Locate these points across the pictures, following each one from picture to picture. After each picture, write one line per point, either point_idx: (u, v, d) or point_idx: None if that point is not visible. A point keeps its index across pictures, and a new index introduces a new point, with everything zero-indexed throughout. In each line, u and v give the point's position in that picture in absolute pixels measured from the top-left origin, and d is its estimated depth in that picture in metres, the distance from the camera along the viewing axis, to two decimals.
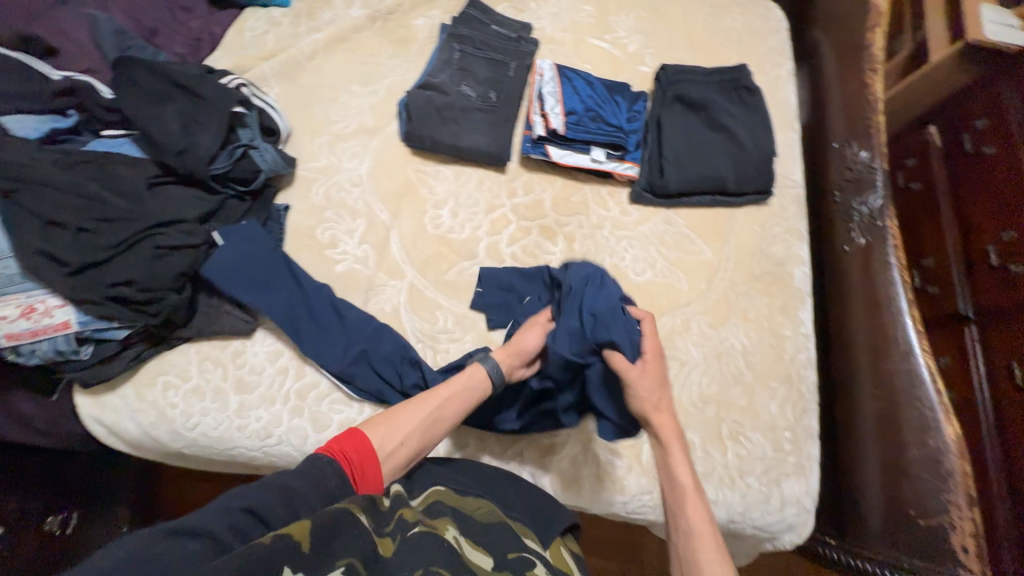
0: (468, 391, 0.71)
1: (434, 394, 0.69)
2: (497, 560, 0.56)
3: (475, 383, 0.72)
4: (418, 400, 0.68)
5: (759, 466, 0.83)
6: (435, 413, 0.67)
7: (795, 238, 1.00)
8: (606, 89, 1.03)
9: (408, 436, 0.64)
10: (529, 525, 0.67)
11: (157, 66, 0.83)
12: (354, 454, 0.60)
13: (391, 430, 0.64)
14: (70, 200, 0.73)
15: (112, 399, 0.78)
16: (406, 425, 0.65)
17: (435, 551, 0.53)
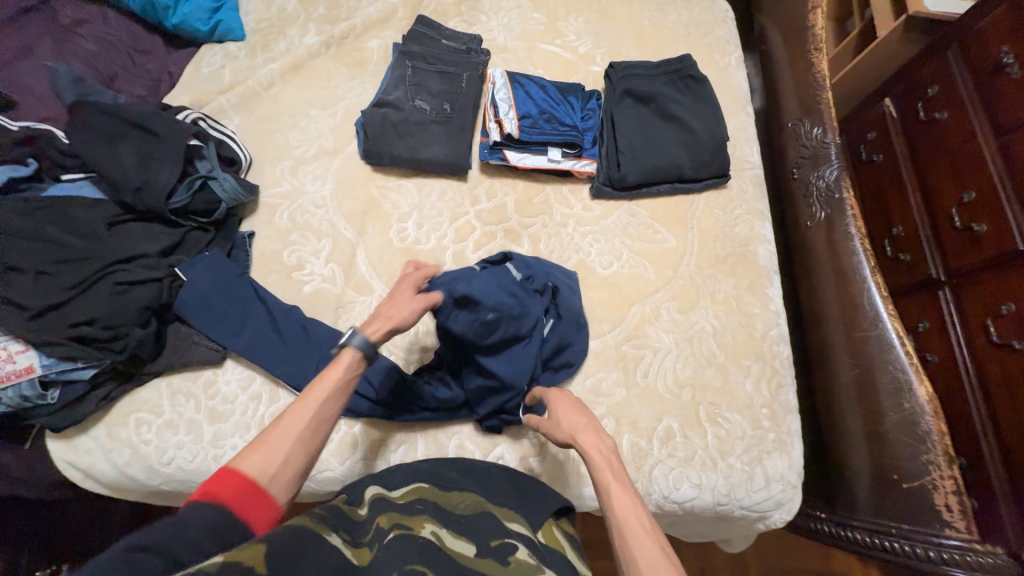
0: (345, 380, 0.63)
1: (307, 397, 0.60)
2: (480, 546, 0.57)
3: (353, 370, 0.64)
4: (291, 412, 0.59)
5: (739, 445, 0.84)
6: (314, 415, 0.59)
7: (757, 218, 1.02)
8: (559, 91, 1.05)
9: (291, 452, 0.56)
10: (517, 507, 0.66)
11: (110, 107, 0.85)
12: (236, 496, 0.51)
13: (268, 455, 0.55)
14: (28, 247, 0.74)
15: (86, 441, 0.78)
16: (285, 444, 0.56)
17: (409, 550, 0.54)
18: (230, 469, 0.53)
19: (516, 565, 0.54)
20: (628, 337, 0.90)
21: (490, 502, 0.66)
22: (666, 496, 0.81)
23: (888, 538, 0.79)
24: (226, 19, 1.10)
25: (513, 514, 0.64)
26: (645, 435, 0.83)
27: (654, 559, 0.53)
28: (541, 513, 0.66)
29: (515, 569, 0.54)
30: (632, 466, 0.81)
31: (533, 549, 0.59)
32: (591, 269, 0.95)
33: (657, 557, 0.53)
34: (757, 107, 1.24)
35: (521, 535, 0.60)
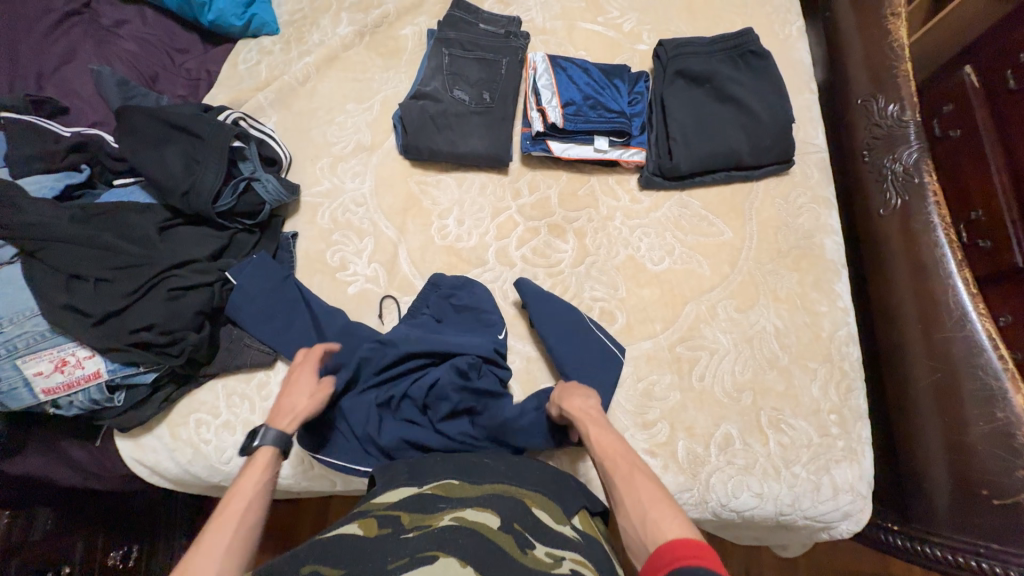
0: (264, 479, 0.63)
1: (227, 509, 0.59)
2: (503, 525, 0.53)
3: (268, 469, 0.64)
4: (213, 527, 0.57)
5: (805, 453, 0.79)
6: (237, 523, 0.58)
7: (823, 206, 0.94)
8: (604, 73, 0.99)
9: (224, 562, 0.54)
10: (549, 497, 0.64)
11: (154, 110, 0.85)
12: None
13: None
14: (88, 254, 0.76)
15: (150, 440, 0.80)
16: (212, 560, 0.54)
17: (424, 538, 0.48)
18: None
19: (536, 557, 0.50)
20: (682, 338, 0.85)
21: (520, 489, 0.63)
22: (724, 504, 0.77)
23: (971, 555, 0.74)
24: (260, 13, 1.08)
25: (542, 504, 0.61)
26: (701, 441, 0.79)
27: (630, 475, 0.61)
28: (574, 502, 0.66)
29: (534, 560, 0.49)
30: (688, 473, 0.77)
31: (550, 544, 0.54)
32: (642, 265, 0.90)
33: (635, 476, 0.60)
34: (818, 83, 1.13)
35: (546, 526, 0.57)
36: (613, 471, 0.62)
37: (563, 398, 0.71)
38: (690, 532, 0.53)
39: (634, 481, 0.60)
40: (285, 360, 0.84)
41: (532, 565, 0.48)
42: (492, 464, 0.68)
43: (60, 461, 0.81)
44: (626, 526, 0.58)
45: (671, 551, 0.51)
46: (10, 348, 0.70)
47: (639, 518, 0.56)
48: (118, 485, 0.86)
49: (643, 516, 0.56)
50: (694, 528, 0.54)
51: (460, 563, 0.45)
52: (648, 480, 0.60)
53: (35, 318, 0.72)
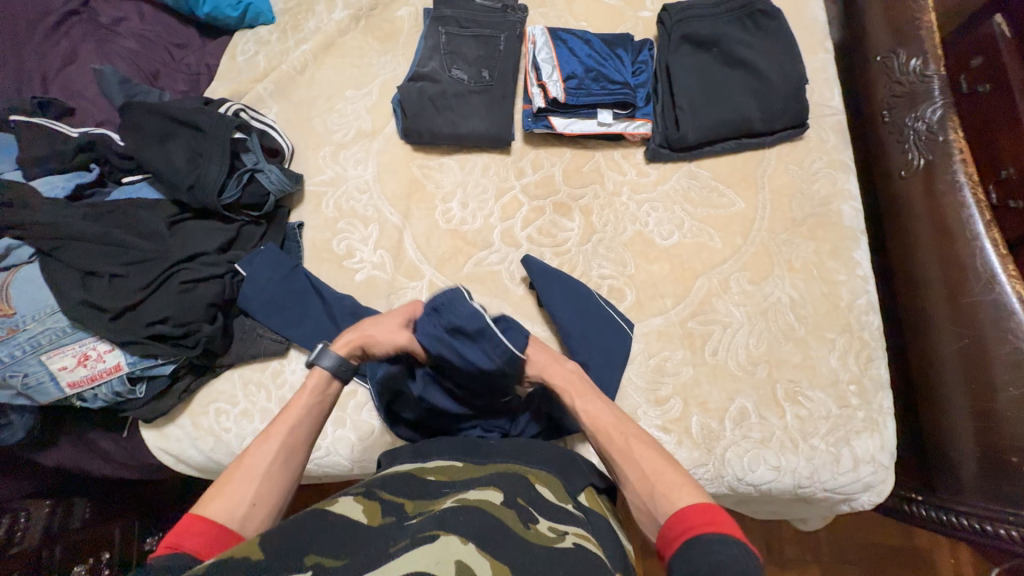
0: (316, 403, 0.64)
1: (273, 429, 0.60)
2: (506, 499, 0.53)
3: (324, 393, 0.66)
4: (260, 440, 0.59)
5: (823, 425, 0.77)
6: (281, 446, 0.59)
7: (840, 171, 0.90)
8: (605, 44, 0.95)
9: (261, 491, 0.55)
10: (554, 474, 0.64)
11: (156, 105, 0.85)
12: (214, 537, 0.50)
13: (241, 486, 0.55)
14: (102, 250, 0.78)
15: (173, 430, 0.83)
16: (256, 472, 0.56)
17: (426, 520, 0.48)
18: (195, 516, 0.52)
19: (537, 533, 0.50)
20: (694, 313, 0.83)
21: (524, 467, 0.63)
22: (741, 478, 0.76)
23: (1000, 524, 0.72)
24: (255, 2, 1.07)
25: (546, 481, 0.61)
26: (716, 416, 0.78)
27: (629, 445, 0.60)
28: (581, 480, 0.66)
29: (536, 535, 0.49)
30: (703, 448, 0.77)
31: (555, 519, 0.54)
32: (650, 240, 0.88)
33: (635, 447, 0.60)
34: (834, 42, 1.08)
35: (550, 504, 0.57)
36: (612, 446, 0.61)
37: (547, 369, 0.71)
38: (699, 498, 0.53)
39: (635, 453, 0.60)
40: (297, 349, 0.85)
41: (533, 541, 0.48)
42: (497, 444, 0.69)
43: (90, 452, 0.84)
44: (634, 498, 0.58)
45: (681, 520, 0.51)
46: (34, 345, 0.73)
47: (644, 490, 0.57)
48: (147, 473, 0.89)
49: (651, 487, 0.56)
50: (702, 492, 0.54)
51: (459, 540, 0.44)
52: (649, 450, 0.59)
53: (56, 315, 0.74)
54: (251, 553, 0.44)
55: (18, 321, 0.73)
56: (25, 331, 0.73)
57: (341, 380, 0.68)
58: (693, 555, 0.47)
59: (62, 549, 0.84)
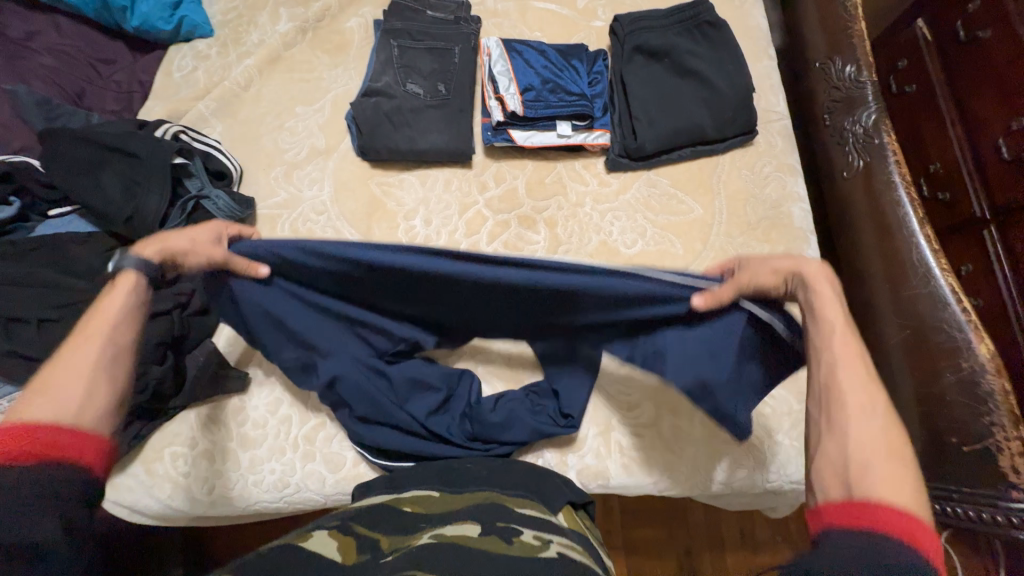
0: (125, 310, 0.55)
1: (85, 330, 0.53)
2: (484, 529, 0.52)
3: (139, 292, 0.57)
4: (76, 338, 0.52)
5: (787, 420, 0.80)
6: (104, 339, 0.53)
7: (788, 174, 0.94)
8: (560, 55, 0.96)
9: (92, 390, 0.50)
10: (534, 497, 0.64)
11: (84, 132, 0.79)
12: (47, 438, 0.45)
13: (61, 390, 0.49)
14: (29, 294, 0.71)
15: (124, 479, 0.77)
16: (74, 370, 0.50)
17: (405, 558, 0.46)
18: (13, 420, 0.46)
19: (522, 543, 0.50)
20: None
21: (502, 493, 0.62)
22: (714, 478, 0.78)
23: (950, 503, 0.75)
24: (190, 14, 1.00)
25: (523, 503, 0.61)
26: (686, 420, 0.80)
27: (868, 413, 0.50)
28: (560, 499, 0.66)
29: (521, 547, 0.49)
30: (676, 451, 0.79)
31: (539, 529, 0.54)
32: (615, 249, 0.89)
33: (872, 419, 0.50)
34: (776, 48, 1.13)
35: (532, 520, 0.57)
36: (832, 396, 0.52)
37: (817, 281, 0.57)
38: (913, 503, 0.44)
39: (871, 423, 0.49)
40: (260, 382, 0.81)
41: (517, 554, 0.48)
42: (474, 469, 0.68)
43: None
44: (828, 447, 0.50)
45: (888, 513, 0.43)
46: None
47: (854, 461, 0.48)
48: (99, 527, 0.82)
49: (867, 461, 0.47)
50: (921, 506, 0.45)
51: None
52: (895, 442, 0.48)
53: None
54: None
55: None
56: None
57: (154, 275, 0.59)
58: (867, 543, 0.42)
59: None
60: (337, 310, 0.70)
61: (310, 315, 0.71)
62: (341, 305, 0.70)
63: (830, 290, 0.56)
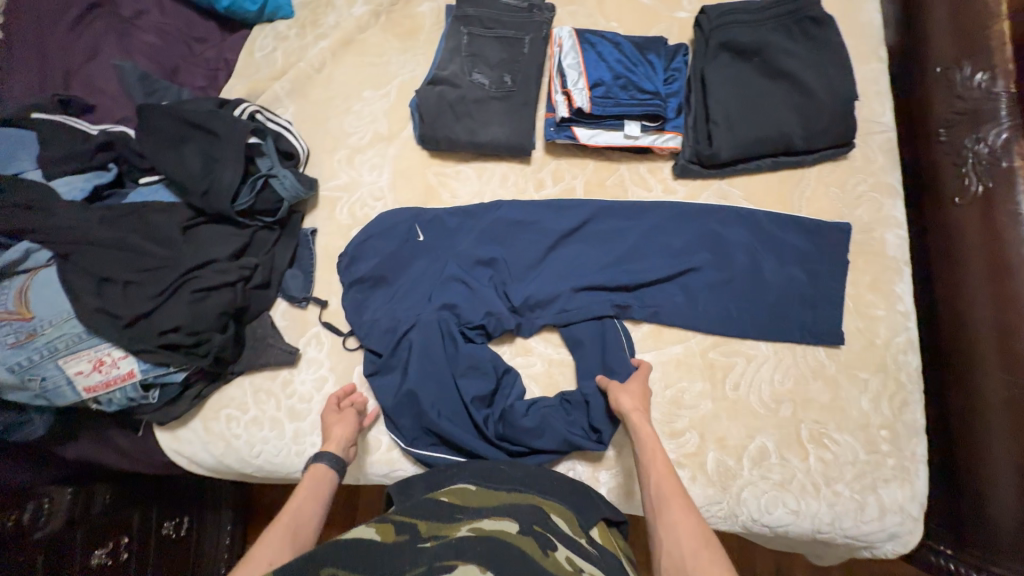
0: (317, 493, 0.66)
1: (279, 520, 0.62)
2: (523, 527, 0.51)
3: (319, 490, 0.67)
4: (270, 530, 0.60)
5: (849, 471, 0.72)
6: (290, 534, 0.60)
7: (886, 195, 0.83)
8: (636, 48, 0.90)
9: (273, 556, 0.57)
10: (568, 508, 0.62)
11: (173, 108, 0.85)
12: None
13: (250, 571, 0.55)
14: (117, 256, 0.78)
15: (186, 433, 0.84)
16: (265, 557, 0.57)
17: (443, 548, 0.47)
18: None
19: (556, 561, 0.48)
20: (715, 343, 0.79)
21: (538, 497, 0.62)
22: (756, 519, 0.72)
23: None
24: None
25: (559, 512, 0.60)
26: (733, 453, 0.74)
27: (683, 506, 0.59)
28: (593, 514, 0.64)
29: (555, 564, 0.47)
30: (718, 485, 0.73)
31: (572, 550, 0.52)
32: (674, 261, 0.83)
33: (681, 519, 0.58)
34: (889, 47, 0.99)
35: (566, 533, 0.55)
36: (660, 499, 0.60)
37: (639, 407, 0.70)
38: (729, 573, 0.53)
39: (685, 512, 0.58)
40: (310, 358, 0.84)
41: (551, 569, 0.46)
42: (510, 471, 0.67)
43: (108, 447, 0.88)
44: (669, 545, 0.56)
45: None
46: (50, 349, 0.73)
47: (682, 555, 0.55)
48: (164, 470, 0.91)
49: (694, 546, 0.55)
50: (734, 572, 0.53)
51: (479, 570, 0.43)
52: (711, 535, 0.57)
53: (70, 322, 0.74)
54: None
55: (37, 325, 0.74)
56: (42, 337, 0.73)
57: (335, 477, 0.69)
58: None
59: (85, 531, 0.86)
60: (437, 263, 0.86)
61: (425, 271, 0.86)
62: (441, 256, 0.86)
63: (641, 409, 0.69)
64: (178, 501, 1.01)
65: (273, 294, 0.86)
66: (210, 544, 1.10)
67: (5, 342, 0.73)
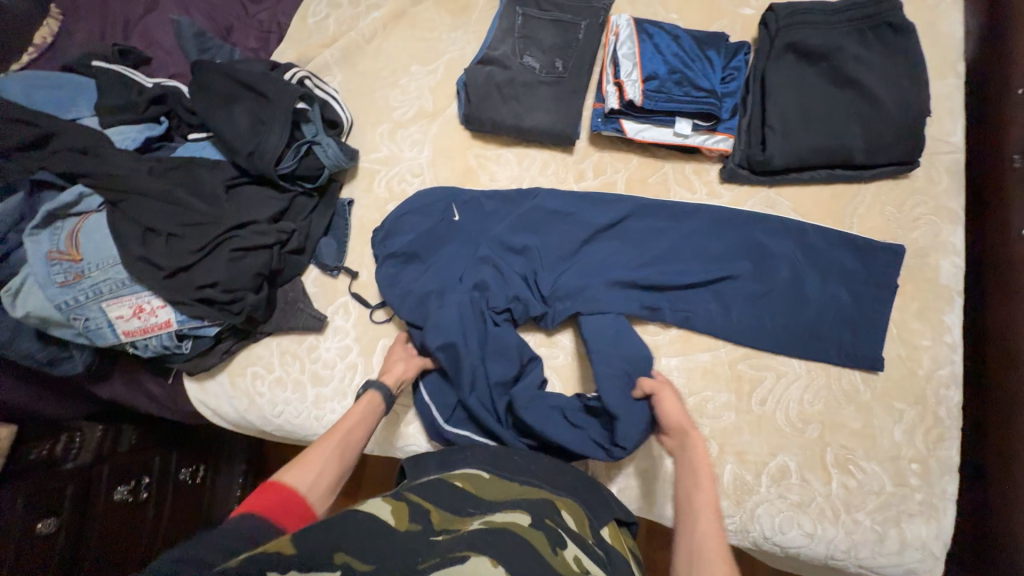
0: (367, 418, 0.69)
1: (333, 430, 0.66)
2: (534, 522, 0.51)
3: (370, 410, 0.70)
4: (324, 436, 0.65)
5: (872, 500, 0.70)
6: (340, 446, 0.64)
7: (946, 220, 0.78)
8: (695, 43, 0.86)
9: (324, 466, 0.61)
10: (579, 503, 0.62)
11: (226, 67, 0.86)
12: (284, 504, 0.55)
13: (305, 465, 0.60)
14: (162, 208, 0.80)
15: (213, 385, 0.86)
16: (320, 456, 0.62)
17: (457, 540, 0.47)
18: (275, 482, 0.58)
19: (564, 561, 0.48)
20: (745, 355, 0.77)
21: (551, 492, 0.61)
22: (768, 538, 0.71)
23: None
24: None
25: (570, 509, 0.59)
26: (752, 468, 0.73)
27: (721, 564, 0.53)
28: (606, 513, 0.63)
29: (563, 564, 0.47)
30: (732, 499, 0.72)
31: (583, 550, 0.52)
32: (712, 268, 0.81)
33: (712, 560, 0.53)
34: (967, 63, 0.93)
35: (577, 533, 0.55)
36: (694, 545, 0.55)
37: (691, 441, 0.67)
38: None
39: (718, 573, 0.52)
40: (336, 327, 0.86)
41: (559, 570, 0.46)
42: (524, 461, 0.67)
43: (139, 391, 0.91)
44: None
45: None
46: (94, 292, 0.76)
47: None
48: (188, 419, 0.94)
49: None
50: None
51: (490, 562, 0.43)
52: None
53: (115, 268, 0.77)
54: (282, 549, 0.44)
55: (84, 268, 0.77)
56: (88, 278, 0.76)
57: (387, 407, 0.73)
58: None
59: (111, 467, 0.90)
60: (472, 246, 0.86)
61: (459, 251, 0.86)
62: (476, 239, 0.86)
63: (704, 450, 0.66)
64: (194, 447, 1.07)
65: (306, 261, 0.87)
66: (224, 494, 1.14)
67: (53, 281, 0.75)
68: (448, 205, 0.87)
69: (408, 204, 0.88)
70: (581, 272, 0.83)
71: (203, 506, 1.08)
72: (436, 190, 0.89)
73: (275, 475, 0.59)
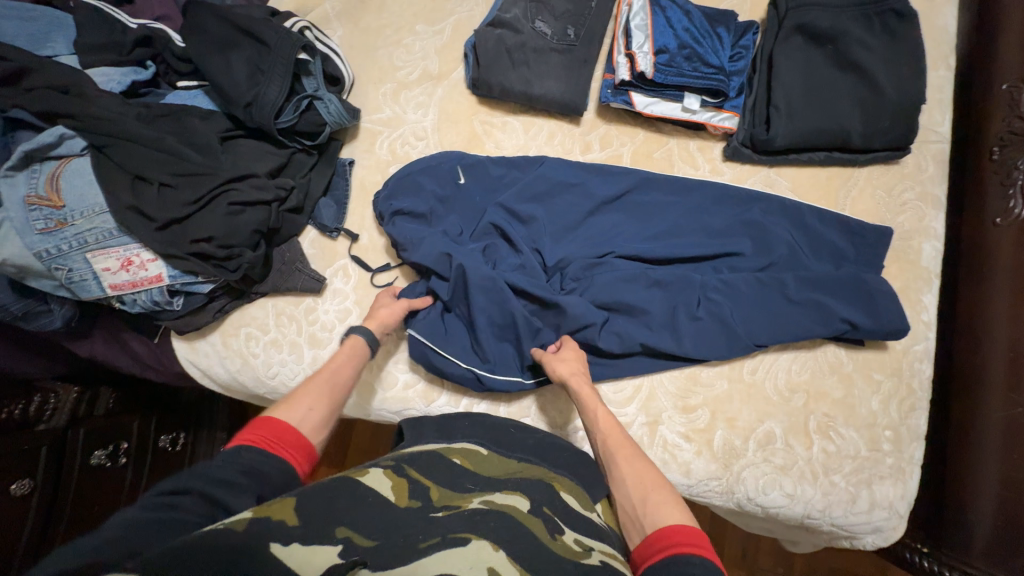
0: (356, 356, 0.69)
1: (319, 371, 0.64)
2: (533, 508, 0.52)
3: (357, 351, 0.69)
4: (309, 378, 0.63)
5: (848, 464, 0.75)
6: (329, 387, 0.63)
7: (930, 206, 0.83)
8: (706, 19, 0.87)
9: (314, 400, 0.60)
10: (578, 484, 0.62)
11: (222, 10, 0.81)
12: (277, 438, 0.54)
13: (294, 404, 0.59)
14: (153, 156, 0.75)
15: (204, 345, 0.84)
16: (308, 394, 0.61)
17: (457, 520, 0.47)
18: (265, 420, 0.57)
19: (563, 545, 0.48)
20: None
21: (550, 470, 0.62)
22: (751, 498, 0.75)
23: None
24: None
25: (569, 488, 0.60)
26: (740, 434, 0.76)
27: (632, 456, 0.61)
28: (600, 490, 0.64)
29: (562, 548, 0.47)
30: (721, 462, 0.76)
31: (580, 532, 0.52)
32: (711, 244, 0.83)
33: (621, 460, 0.61)
34: None
35: (574, 512, 0.55)
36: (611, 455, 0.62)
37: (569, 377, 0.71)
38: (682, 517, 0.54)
39: (635, 464, 0.60)
40: (335, 289, 0.84)
41: (560, 554, 0.46)
42: (530, 433, 0.70)
43: (123, 350, 0.88)
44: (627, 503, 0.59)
45: (670, 535, 0.52)
46: (79, 241, 0.72)
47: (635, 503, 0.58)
48: (172, 380, 0.91)
49: (643, 497, 0.57)
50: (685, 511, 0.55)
51: (492, 546, 0.44)
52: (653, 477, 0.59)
53: (102, 216, 0.73)
54: (286, 518, 0.44)
55: (67, 215, 0.72)
56: (71, 226, 0.72)
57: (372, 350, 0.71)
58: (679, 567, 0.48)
59: (90, 427, 0.87)
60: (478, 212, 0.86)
61: (464, 217, 0.86)
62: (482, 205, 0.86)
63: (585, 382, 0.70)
64: (175, 411, 1.05)
65: (304, 221, 0.85)
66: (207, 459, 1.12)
67: (33, 227, 0.71)
68: (453, 168, 0.86)
69: (410, 167, 0.86)
70: (584, 243, 0.84)
71: (184, 471, 1.05)
72: (439, 154, 0.87)
73: (267, 412, 0.58)
